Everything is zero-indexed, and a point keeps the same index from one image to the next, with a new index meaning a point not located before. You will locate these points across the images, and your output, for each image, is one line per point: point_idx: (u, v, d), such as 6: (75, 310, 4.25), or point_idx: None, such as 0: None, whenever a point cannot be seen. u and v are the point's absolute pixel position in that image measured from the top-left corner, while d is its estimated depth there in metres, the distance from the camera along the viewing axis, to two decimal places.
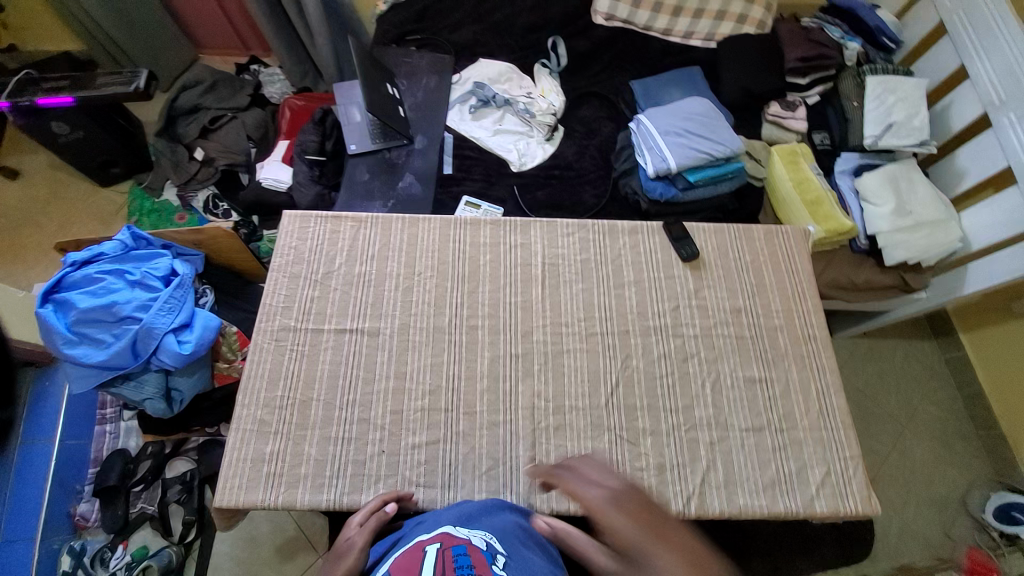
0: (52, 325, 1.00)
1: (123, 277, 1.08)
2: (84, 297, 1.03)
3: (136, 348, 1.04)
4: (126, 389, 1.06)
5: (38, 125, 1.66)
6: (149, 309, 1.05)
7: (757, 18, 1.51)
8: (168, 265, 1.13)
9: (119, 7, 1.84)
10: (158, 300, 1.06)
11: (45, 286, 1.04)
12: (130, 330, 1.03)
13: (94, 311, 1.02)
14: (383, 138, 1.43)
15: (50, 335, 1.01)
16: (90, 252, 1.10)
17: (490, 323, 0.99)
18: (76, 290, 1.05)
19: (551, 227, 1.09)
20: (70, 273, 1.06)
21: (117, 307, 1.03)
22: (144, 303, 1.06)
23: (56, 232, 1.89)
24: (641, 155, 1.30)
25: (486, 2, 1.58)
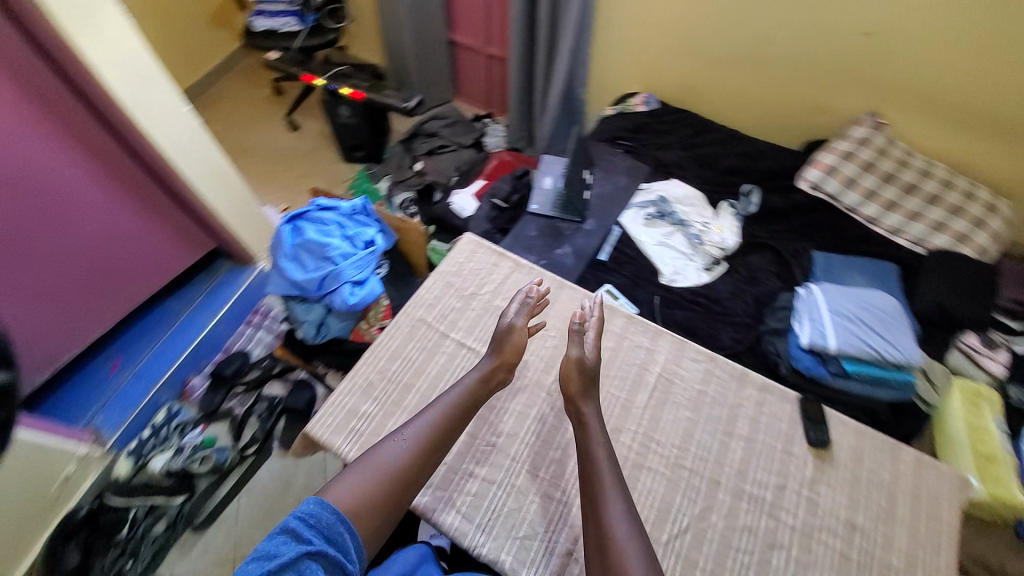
0: (283, 239, 1.29)
1: (341, 230, 1.35)
2: (312, 231, 1.32)
3: (321, 283, 1.29)
4: (296, 308, 1.32)
5: (332, 103, 2.23)
6: (346, 261, 1.29)
7: (980, 244, 1.41)
8: (373, 236, 1.38)
9: (424, 50, 2.45)
10: (353, 257, 1.32)
11: (294, 211, 1.34)
12: (326, 268, 1.29)
13: (313, 243, 1.29)
14: (562, 209, 1.59)
15: (278, 245, 1.31)
16: (328, 201, 1.40)
17: (585, 404, 1.01)
18: (308, 223, 1.34)
19: (680, 347, 1.09)
20: (311, 210, 1.37)
21: (328, 248, 1.30)
22: (344, 254, 1.32)
23: (297, 176, 2.44)
24: (799, 322, 1.24)
25: (699, 138, 1.76)
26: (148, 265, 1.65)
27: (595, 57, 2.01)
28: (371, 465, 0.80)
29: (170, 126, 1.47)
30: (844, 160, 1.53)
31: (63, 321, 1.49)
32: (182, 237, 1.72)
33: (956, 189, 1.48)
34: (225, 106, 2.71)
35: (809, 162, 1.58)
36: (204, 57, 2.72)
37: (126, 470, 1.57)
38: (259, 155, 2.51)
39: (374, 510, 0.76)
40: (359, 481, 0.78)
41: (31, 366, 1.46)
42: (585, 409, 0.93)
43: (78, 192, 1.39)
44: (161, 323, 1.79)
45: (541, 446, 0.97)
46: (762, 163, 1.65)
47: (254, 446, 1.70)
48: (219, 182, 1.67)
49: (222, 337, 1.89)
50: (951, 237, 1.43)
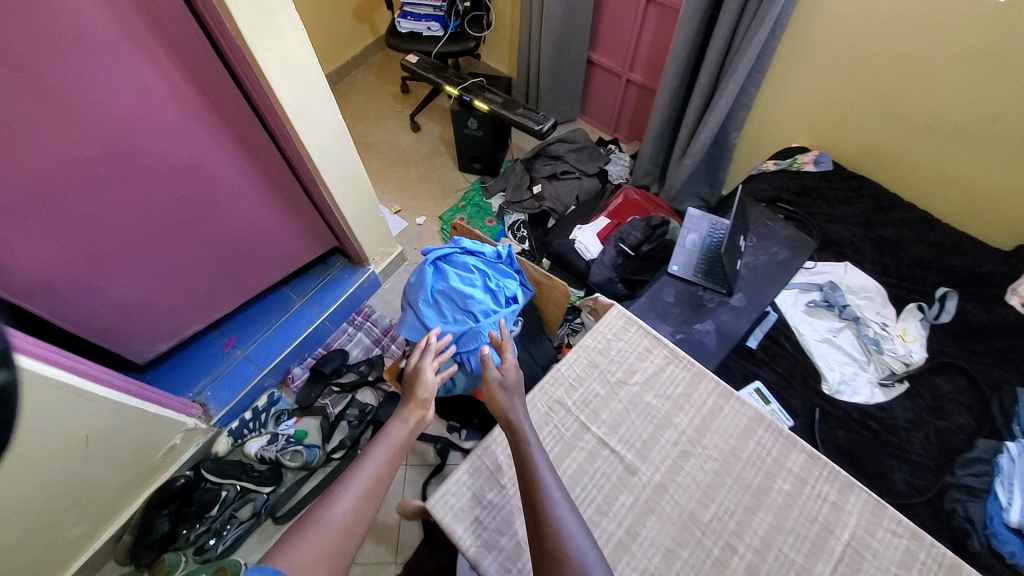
0: (427, 283, 1.26)
1: (484, 281, 1.29)
2: (455, 279, 1.27)
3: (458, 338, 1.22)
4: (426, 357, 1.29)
5: (462, 114, 2.16)
6: (487, 319, 1.22)
7: None
8: (515, 291, 1.29)
9: (561, 68, 2.33)
10: (493, 315, 1.23)
11: (439, 253, 1.31)
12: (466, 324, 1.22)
13: (456, 295, 1.24)
14: (707, 276, 1.42)
15: (420, 289, 1.28)
16: (474, 247, 1.35)
17: (749, 559, 0.80)
18: (451, 269, 1.30)
19: (875, 510, 0.84)
20: (455, 253, 1.33)
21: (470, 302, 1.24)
22: (485, 310, 1.24)
23: (413, 179, 2.44)
24: (1005, 488, 1.04)
25: (881, 216, 1.49)
26: (275, 255, 1.69)
27: (761, 101, 1.78)
28: (317, 525, 0.77)
29: (321, 133, 1.45)
30: None
31: (192, 299, 1.55)
32: (307, 232, 1.73)
33: None
34: (355, 98, 2.77)
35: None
36: (344, 48, 2.79)
37: (224, 447, 1.66)
38: (380, 152, 2.54)
39: (322, 565, 0.73)
40: (304, 546, 0.74)
41: (159, 336, 1.54)
42: (515, 415, 0.86)
43: (229, 186, 1.41)
44: (276, 310, 1.84)
45: (641, 561, 0.80)
46: (960, 259, 1.37)
47: (340, 451, 1.69)
48: (352, 189, 1.67)
49: (326, 333, 1.91)
50: None
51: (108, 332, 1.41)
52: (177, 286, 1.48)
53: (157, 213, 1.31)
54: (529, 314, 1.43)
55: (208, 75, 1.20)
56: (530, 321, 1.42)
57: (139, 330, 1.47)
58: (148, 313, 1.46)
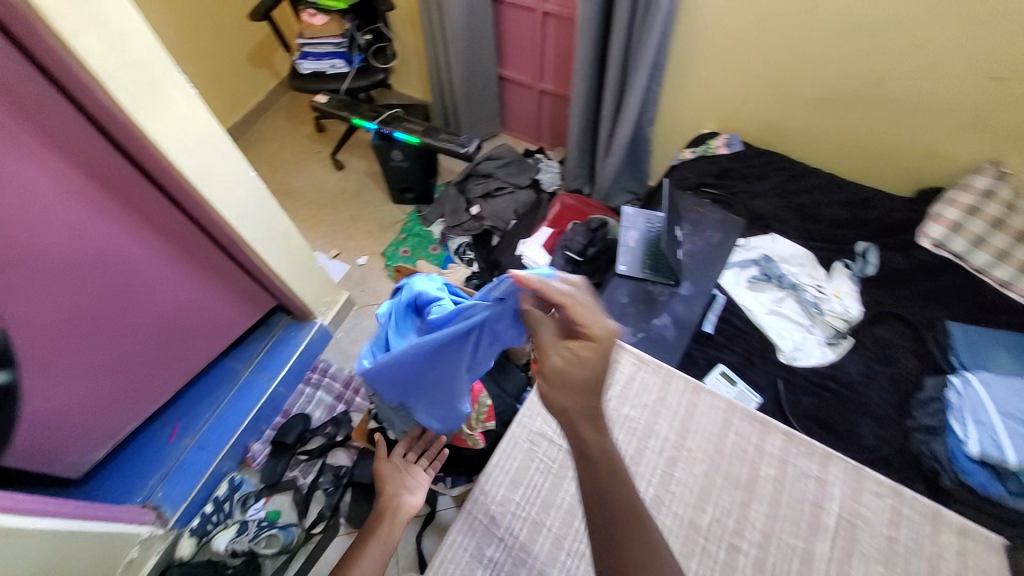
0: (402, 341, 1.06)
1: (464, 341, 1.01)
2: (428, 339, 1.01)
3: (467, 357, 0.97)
4: (385, 409, 1.31)
5: (384, 148, 2.10)
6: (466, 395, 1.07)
7: None
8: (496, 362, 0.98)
9: (474, 85, 2.34)
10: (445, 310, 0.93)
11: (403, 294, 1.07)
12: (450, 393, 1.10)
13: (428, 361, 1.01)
14: (654, 271, 1.47)
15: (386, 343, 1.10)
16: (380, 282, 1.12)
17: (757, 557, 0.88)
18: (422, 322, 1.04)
19: (856, 476, 0.93)
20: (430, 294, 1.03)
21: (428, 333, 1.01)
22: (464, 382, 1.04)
23: (345, 220, 2.35)
24: (959, 422, 1.08)
25: (794, 184, 1.60)
26: (212, 329, 1.56)
27: (667, 96, 1.87)
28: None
29: (234, 194, 1.35)
30: (969, 217, 1.37)
31: (125, 396, 1.39)
32: (242, 296, 1.60)
33: None
34: (267, 145, 2.64)
35: (926, 216, 1.43)
36: (245, 96, 2.65)
37: (189, 549, 1.50)
38: (305, 197, 2.42)
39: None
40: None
41: (92, 443, 1.36)
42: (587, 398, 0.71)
43: (147, 270, 1.29)
44: (222, 385, 1.69)
45: None
46: (868, 214, 1.48)
47: (320, 524, 1.59)
48: (283, 247, 1.57)
49: (282, 399, 1.79)
50: None
51: (30, 454, 1.23)
52: (103, 386, 1.32)
53: (68, 315, 1.17)
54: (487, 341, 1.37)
55: (96, 155, 1.09)
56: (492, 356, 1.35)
57: (67, 444, 1.30)
58: (74, 421, 1.29)
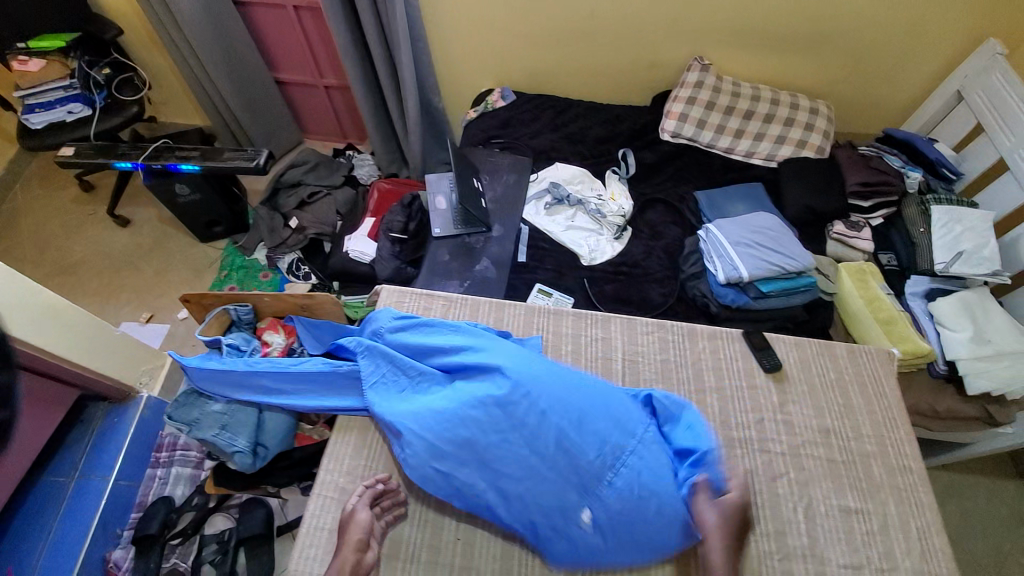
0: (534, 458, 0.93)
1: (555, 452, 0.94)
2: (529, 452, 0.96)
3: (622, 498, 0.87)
4: (218, 439, 1.07)
5: (164, 185, 1.92)
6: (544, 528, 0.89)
7: (816, 144, 1.64)
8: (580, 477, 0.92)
9: (252, 98, 2.20)
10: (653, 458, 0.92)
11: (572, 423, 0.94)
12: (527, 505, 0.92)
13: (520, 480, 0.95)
14: (465, 225, 1.56)
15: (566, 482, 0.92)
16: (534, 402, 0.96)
17: None
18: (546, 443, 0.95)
19: (630, 324, 1.14)
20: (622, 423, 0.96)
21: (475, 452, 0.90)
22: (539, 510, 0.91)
23: (151, 276, 2.09)
24: (710, 262, 1.34)
25: (563, 117, 1.81)
26: (4, 450, 1.24)
27: (438, 63, 1.96)
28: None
29: None
30: (690, 105, 1.67)
31: None
32: (31, 398, 1.30)
33: (785, 101, 1.67)
34: (22, 224, 2.20)
35: (664, 114, 1.72)
36: None
37: None
38: (92, 268, 2.09)
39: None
40: None
41: None
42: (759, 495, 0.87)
43: None
44: (43, 509, 1.38)
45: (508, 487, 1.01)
46: (622, 126, 1.76)
47: None
48: (57, 324, 1.32)
49: (132, 492, 1.50)
50: (792, 145, 1.65)
51: None
52: None
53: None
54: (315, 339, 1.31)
55: None
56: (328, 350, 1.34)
57: None
58: None
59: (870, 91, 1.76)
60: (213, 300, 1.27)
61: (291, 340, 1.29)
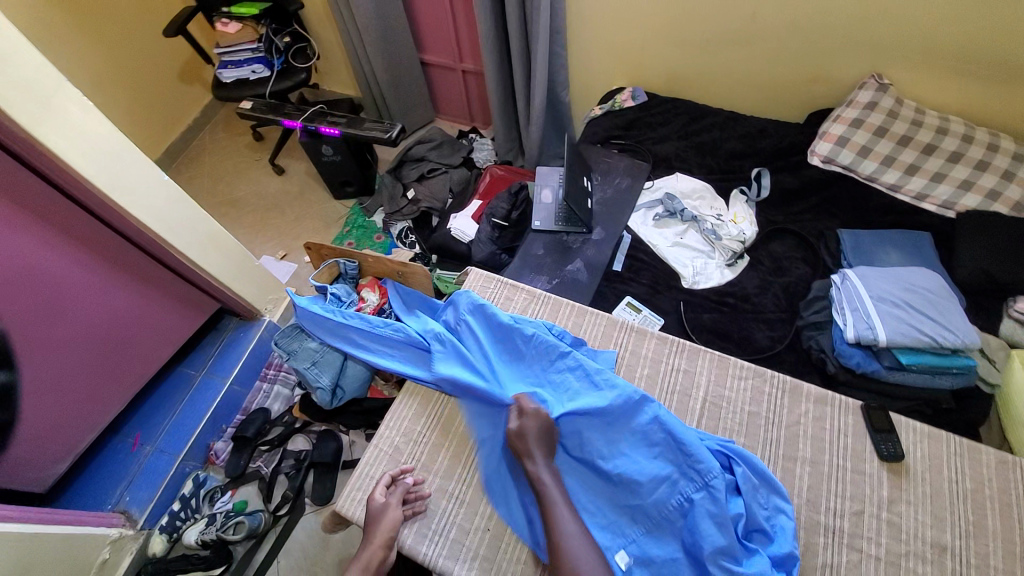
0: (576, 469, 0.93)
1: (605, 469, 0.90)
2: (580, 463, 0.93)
3: (654, 556, 0.83)
4: (307, 373, 1.24)
5: (314, 144, 2.16)
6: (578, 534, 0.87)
7: (1014, 198, 1.30)
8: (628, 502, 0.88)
9: (398, 74, 2.38)
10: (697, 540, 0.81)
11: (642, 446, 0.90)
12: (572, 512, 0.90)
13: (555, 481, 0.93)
14: (566, 222, 1.53)
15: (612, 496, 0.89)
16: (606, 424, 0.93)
17: None
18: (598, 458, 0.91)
19: (721, 364, 1.02)
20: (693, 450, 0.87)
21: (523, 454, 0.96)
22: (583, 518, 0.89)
23: (290, 221, 2.39)
24: (839, 314, 1.14)
25: (695, 124, 1.67)
26: (154, 336, 1.50)
27: (573, 57, 1.92)
28: None
29: (152, 201, 1.36)
30: (854, 129, 1.43)
31: (72, 408, 1.35)
32: (182, 301, 1.56)
33: (988, 138, 1.35)
34: (210, 160, 2.66)
35: (818, 135, 1.50)
36: (179, 113, 2.66)
37: (160, 547, 1.47)
38: (250, 205, 2.46)
39: None
40: None
41: (48, 458, 1.33)
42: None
43: (74, 280, 1.28)
44: (174, 393, 1.66)
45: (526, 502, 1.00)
46: (765, 142, 1.56)
47: (286, 506, 1.55)
48: (213, 247, 1.55)
49: (239, 398, 1.73)
50: (984, 193, 1.33)
51: None
52: (50, 398, 1.29)
53: (7, 332, 1.18)
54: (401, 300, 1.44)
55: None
56: None
57: (21, 460, 1.28)
58: (22, 436, 1.27)
59: None
60: (329, 252, 1.42)
61: (382, 301, 1.37)
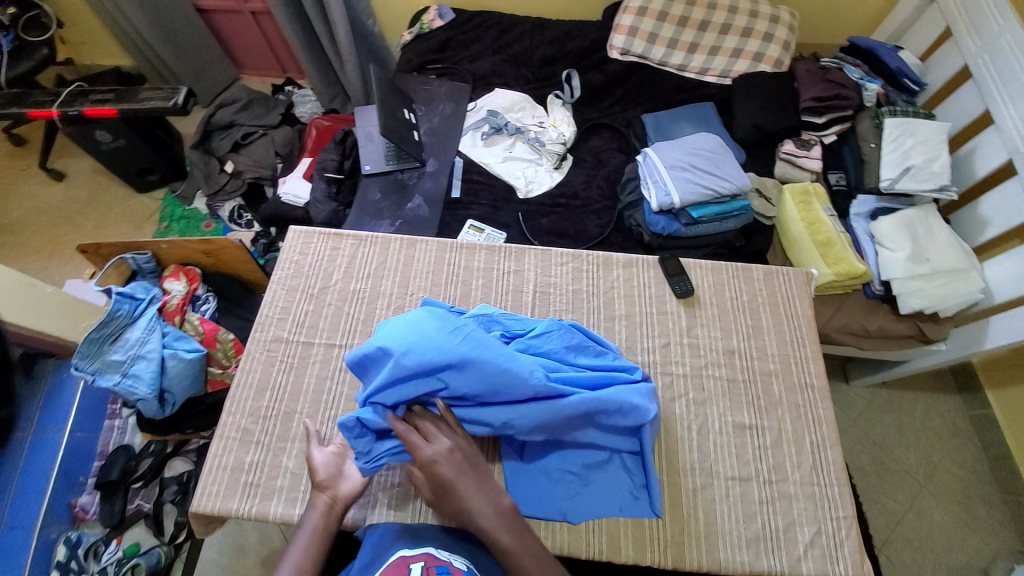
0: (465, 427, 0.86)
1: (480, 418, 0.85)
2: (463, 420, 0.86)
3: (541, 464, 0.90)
4: (120, 387, 1.12)
5: (82, 132, 1.77)
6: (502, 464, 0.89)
7: (773, 57, 1.52)
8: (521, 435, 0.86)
9: (172, 29, 1.99)
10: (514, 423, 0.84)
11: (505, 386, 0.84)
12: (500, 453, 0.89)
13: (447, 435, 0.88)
14: (397, 159, 1.48)
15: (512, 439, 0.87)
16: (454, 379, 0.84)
17: None
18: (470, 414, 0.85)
19: (545, 256, 1.11)
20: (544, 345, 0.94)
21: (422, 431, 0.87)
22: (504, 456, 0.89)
23: (91, 231, 2.00)
24: (645, 189, 1.28)
25: (505, 36, 1.66)
26: None
27: None
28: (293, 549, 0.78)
29: None
30: (640, 17, 1.52)
31: None
32: None
33: (744, 8, 1.52)
34: None
35: (613, 28, 1.58)
36: None
37: None
38: (28, 224, 2.00)
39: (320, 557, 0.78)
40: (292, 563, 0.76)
41: None
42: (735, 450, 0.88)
43: None
44: None
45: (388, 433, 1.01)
46: (571, 43, 1.61)
47: (184, 532, 1.35)
48: None
49: (88, 444, 1.43)
50: (749, 59, 1.52)
51: None
52: None
53: None
54: (218, 280, 1.39)
55: None
56: (233, 293, 1.38)
57: None
58: None
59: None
60: (113, 249, 1.30)
61: (192, 287, 1.32)
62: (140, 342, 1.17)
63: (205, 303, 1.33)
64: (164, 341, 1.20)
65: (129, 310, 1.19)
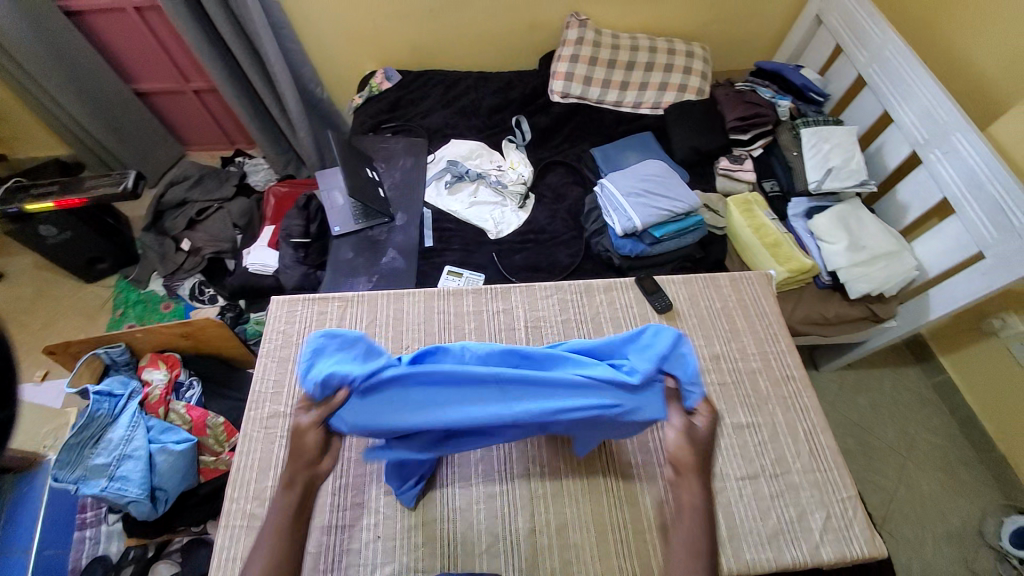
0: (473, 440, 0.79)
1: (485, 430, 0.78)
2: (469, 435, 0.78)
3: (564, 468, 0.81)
4: (107, 493, 1.05)
5: (24, 228, 1.68)
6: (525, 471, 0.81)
7: (695, 87, 1.70)
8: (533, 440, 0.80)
9: (111, 115, 1.97)
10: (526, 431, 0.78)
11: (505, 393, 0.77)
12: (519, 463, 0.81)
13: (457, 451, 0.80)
14: (366, 217, 1.51)
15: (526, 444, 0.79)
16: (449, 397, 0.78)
17: None
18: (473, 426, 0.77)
19: (529, 291, 1.17)
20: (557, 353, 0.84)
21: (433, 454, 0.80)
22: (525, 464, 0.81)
23: (38, 330, 1.87)
24: (608, 216, 1.37)
25: (453, 90, 1.76)
26: None
27: (309, 51, 1.82)
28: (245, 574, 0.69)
29: None
30: (574, 64, 1.66)
31: None
32: None
33: (663, 48, 1.70)
34: None
35: (551, 75, 1.71)
36: None
37: None
38: None
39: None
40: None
41: None
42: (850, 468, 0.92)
43: None
44: None
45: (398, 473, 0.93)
46: (514, 92, 1.73)
47: None
48: None
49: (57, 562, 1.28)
50: (675, 91, 1.69)
51: None
52: None
53: None
54: (199, 361, 1.35)
55: None
56: (212, 374, 1.33)
57: None
58: None
59: (739, 29, 1.83)
60: (81, 346, 1.25)
61: (174, 373, 1.28)
62: (124, 441, 1.10)
63: (190, 388, 1.28)
64: (150, 436, 1.14)
65: (108, 409, 1.14)
